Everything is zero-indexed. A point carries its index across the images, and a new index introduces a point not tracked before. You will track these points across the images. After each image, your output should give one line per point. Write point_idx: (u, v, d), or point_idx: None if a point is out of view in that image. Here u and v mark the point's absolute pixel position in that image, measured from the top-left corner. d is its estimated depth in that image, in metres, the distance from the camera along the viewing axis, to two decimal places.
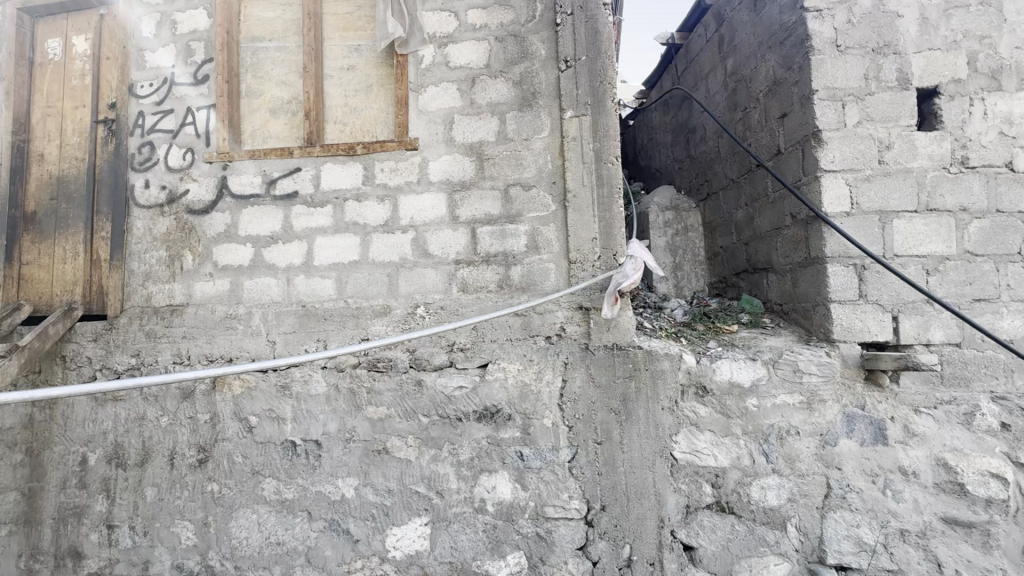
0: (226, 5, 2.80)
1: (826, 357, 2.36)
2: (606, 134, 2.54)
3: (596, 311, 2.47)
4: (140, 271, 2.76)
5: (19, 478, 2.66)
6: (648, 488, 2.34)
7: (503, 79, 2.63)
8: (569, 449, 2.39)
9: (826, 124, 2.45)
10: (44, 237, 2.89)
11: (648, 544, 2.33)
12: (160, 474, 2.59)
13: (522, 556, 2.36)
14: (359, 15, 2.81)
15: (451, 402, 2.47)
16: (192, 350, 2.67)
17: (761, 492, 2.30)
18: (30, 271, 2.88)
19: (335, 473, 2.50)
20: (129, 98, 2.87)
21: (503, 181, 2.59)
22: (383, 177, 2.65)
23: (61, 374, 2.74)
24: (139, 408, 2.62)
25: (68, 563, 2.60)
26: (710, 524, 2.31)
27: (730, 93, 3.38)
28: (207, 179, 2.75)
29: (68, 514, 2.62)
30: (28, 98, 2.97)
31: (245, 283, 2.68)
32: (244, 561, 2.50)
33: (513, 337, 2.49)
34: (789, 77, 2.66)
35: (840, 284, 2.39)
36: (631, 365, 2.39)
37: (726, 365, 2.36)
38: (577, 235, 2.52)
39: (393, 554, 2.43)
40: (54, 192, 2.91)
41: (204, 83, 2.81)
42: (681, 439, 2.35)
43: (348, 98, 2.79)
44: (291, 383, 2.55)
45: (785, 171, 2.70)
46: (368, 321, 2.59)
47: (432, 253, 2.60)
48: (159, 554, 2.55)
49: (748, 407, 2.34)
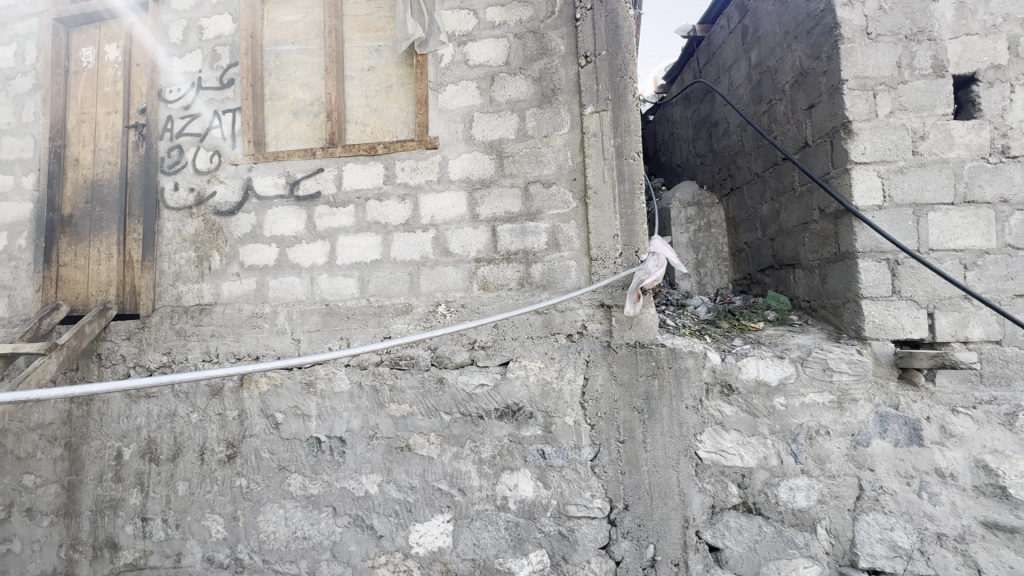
0: (250, 9, 2.86)
1: (857, 355, 2.28)
2: (628, 130, 2.50)
3: (618, 308, 2.44)
4: (170, 271, 2.84)
5: (60, 470, 2.77)
6: (672, 488, 2.31)
7: (523, 76, 2.62)
8: (591, 448, 2.37)
9: (856, 115, 2.37)
10: (80, 239, 3.00)
11: (672, 544, 2.30)
12: (191, 468, 2.66)
13: (545, 554, 2.35)
14: (380, 15, 2.83)
15: (472, 400, 2.47)
16: (220, 348, 2.74)
17: (790, 493, 2.24)
18: (68, 272, 2.99)
19: (359, 469, 2.53)
20: (159, 103, 2.95)
21: (523, 178, 2.58)
22: (404, 176, 2.67)
23: (96, 371, 2.84)
24: (170, 405, 2.70)
25: (105, 553, 2.69)
26: (737, 525, 2.27)
27: (754, 86, 3.30)
28: (233, 181, 2.81)
29: (104, 506, 2.71)
30: (65, 104, 3.09)
31: (270, 282, 2.73)
32: (271, 555, 2.55)
33: (534, 335, 2.49)
34: (817, 68, 2.59)
35: (872, 280, 2.31)
36: (654, 363, 2.36)
37: (752, 364, 2.31)
38: (598, 232, 2.50)
39: (417, 551, 2.45)
40: (89, 196, 3.01)
41: (229, 87, 2.86)
42: (706, 438, 2.32)
43: (369, 98, 2.82)
44: (315, 380, 2.59)
45: (813, 163, 2.63)
46: (390, 320, 2.62)
47: (453, 251, 2.61)
48: (191, 546, 2.63)
49: (776, 407, 2.29)
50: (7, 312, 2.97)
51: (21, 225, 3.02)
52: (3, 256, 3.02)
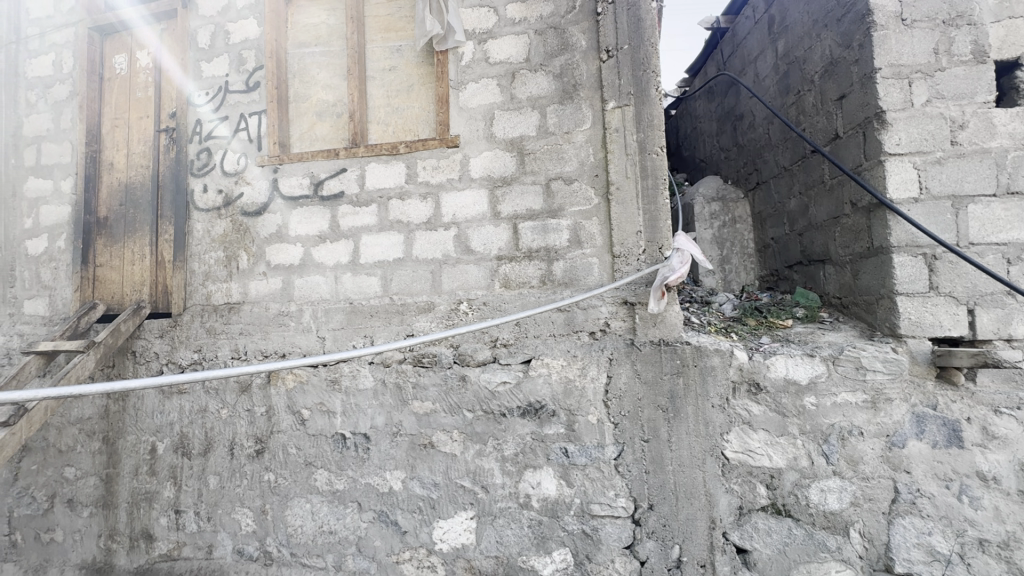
0: (275, 13, 2.91)
1: (892, 353, 2.21)
2: (651, 124, 2.47)
3: (642, 306, 2.41)
4: (200, 271, 2.92)
5: (98, 463, 2.88)
6: (697, 488, 2.27)
7: (543, 72, 2.60)
8: (615, 447, 2.35)
9: (891, 104, 2.28)
10: (115, 241, 3.10)
11: (698, 545, 2.26)
12: (222, 463, 2.73)
13: (568, 552, 2.34)
14: (401, 15, 2.85)
15: (495, 398, 2.47)
16: (248, 346, 2.79)
17: (821, 495, 2.19)
18: (104, 272, 3.11)
19: (383, 466, 2.56)
20: (188, 107, 3.02)
21: (545, 175, 2.57)
22: (425, 175, 2.68)
23: (132, 368, 2.93)
24: (201, 401, 2.78)
25: (141, 544, 2.79)
26: (765, 526, 2.22)
27: (781, 77, 3.22)
28: (260, 182, 2.87)
29: (140, 498, 2.81)
30: (100, 110, 3.20)
31: (296, 281, 2.78)
32: (299, 549, 2.60)
33: (557, 333, 2.48)
34: (849, 56, 2.50)
35: (907, 276, 2.23)
36: (679, 361, 2.33)
37: (781, 362, 2.26)
38: (621, 229, 2.47)
39: (440, 547, 2.46)
40: (123, 199, 3.12)
41: (255, 90, 2.92)
42: (733, 438, 2.27)
43: (390, 98, 2.84)
44: (340, 377, 2.63)
45: (844, 156, 2.55)
46: (412, 318, 2.63)
47: (475, 249, 2.61)
48: (222, 539, 2.70)
49: (806, 406, 2.23)
50: (48, 311, 3.10)
51: (60, 227, 3.15)
52: (44, 257, 3.15)
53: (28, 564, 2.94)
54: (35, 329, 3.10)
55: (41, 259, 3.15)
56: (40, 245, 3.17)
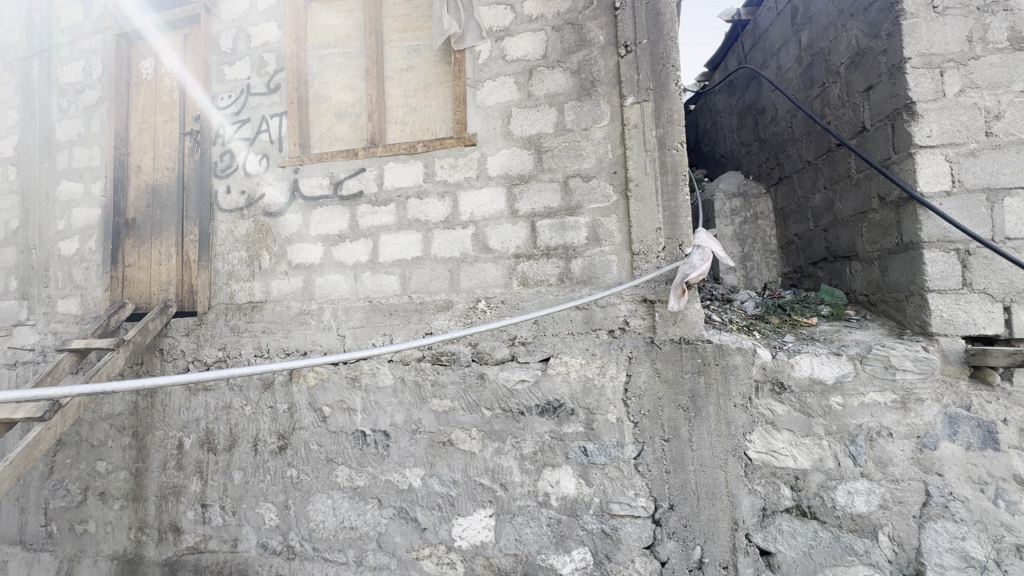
0: (295, 16, 2.95)
1: (923, 352, 2.14)
2: (670, 119, 2.43)
3: (661, 304, 2.39)
4: (224, 271, 2.98)
5: (128, 458, 2.96)
6: (719, 489, 2.24)
7: (561, 69, 2.58)
8: (635, 446, 2.33)
9: (921, 94, 2.21)
10: (143, 242, 3.19)
11: (720, 546, 2.23)
12: (246, 458, 2.79)
13: (588, 552, 2.33)
14: (418, 15, 2.86)
15: (513, 396, 2.47)
16: (271, 344, 2.84)
17: (848, 497, 2.13)
18: (132, 272, 3.20)
19: (403, 463, 2.58)
20: (211, 110, 3.09)
21: (563, 172, 2.55)
22: (443, 173, 2.69)
23: (159, 365, 3.01)
24: (226, 397, 2.84)
25: (169, 536, 2.86)
26: (790, 528, 2.18)
27: (805, 69, 3.14)
28: (281, 183, 2.91)
29: (168, 492, 2.88)
30: (127, 114, 3.29)
31: (317, 280, 2.82)
32: (321, 543, 2.64)
33: (575, 331, 2.47)
34: (876, 46, 2.43)
35: (939, 272, 2.16)
36: (700, 359, 2.29)
37: (806, 361, 2.21)
38: (640, 226, 2.44)
39: (460, 544, 2.47)
40: (150, 201, 3.20)
41: (275, 92, 2.96)
42: (756, 438, 2.23)
43: (408, 98, 2.85)
44: (360, 375, 2.66)
45: (871, 149, 2.48)
46: (431, 316, 2.65)
47: (493, 247, 2.61)
48: (246, 533, 2.75)
49: (832, 406, 2.18)
50: (80, 310, 3.20)
51: (90, 229, 3.24)
52: (76, 257, 3.25)
53: (63, 554, 3.05)
54: (68, 327, 3.21)
55: (73, 260, 3.26)
56: (72, 246, 3.27)
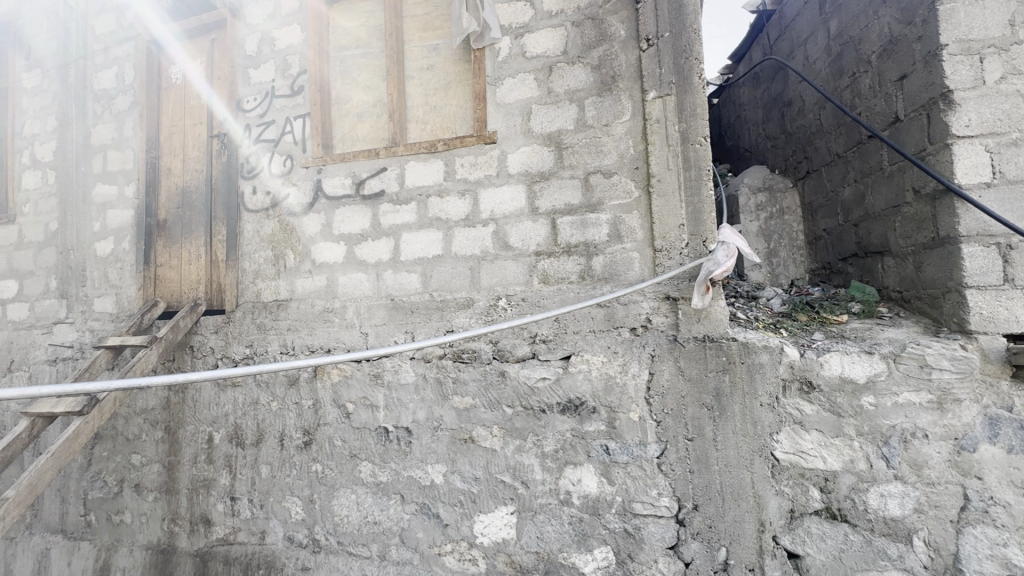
0: (317, 18, 2.99)
1: (961, 351, 2.06)
2: (693, 114, 2.39)
3: (685, 301, 2.35)
4: (250, 270, 3.04)
5: (161, 451, 3.06)
6: (745, 489, 2.20)
7: (581, 64, 2.56)
8: (657, 445, 2.30)
9: (959, 83, 2.12)
10: (173, 242, 3.29)
11: (746, 548, 2.19)
12: (273, 453, 2.85)
13: (610, 551, 2.31)
14: (437, 14, 2.87)
15: (534, 394, 2.47)
16: (296, 341, 2.90)
17: (880, 500, 2.07)
18: (163, 272, 3.30)
19: (425, 459, 2.60)
20: (238, 113, 3.15)
21: (583, 169, 2.53)
22: (463, 172, 2.70)
23: (189, 362, 3.10)
24: (253, 393, 2.91)
25: (200, 528, 2.94)
26: (819, 531, 2.12)
27: (834, 59, 3.05)
28: (305, 183, 2.96)
29: (199, 485, 2.97)
30: (157, 119, 3.40)
31: (340, 279, 2.86)
32: (345, 537, 2.69)
33: (597, 329, 2.45)
34: (910, 33, 2.34)
35: (978, 267, 2.08)
36: (724, 358, 2.25)
37: (836, 359, 2.15)
38: (662, 222, 2.41)
39: (481, 541, 2.48)
40: (180, 202, 3.30)
41: (299, 93, 3.01)
42: (783, 438, 2.18)
43: (428, 97, 2.87)
44: (383, 372, 2.69)
45: (905, 140, 2.39)
46: (452, 314, 2.66)
47: (513, 245, 2.61)
48: (273, 526, 2.82)
49: (864, 406, 2.11)
50: (115, 308, 3.32)
51: (124, 230, 3.36)
52: (110, 258, 3.37)
53: (101, 543, 3.17)
54: (104, 324, 3.33)
55: (108, 260, 3.38)
56: (106, 247, 3.39)
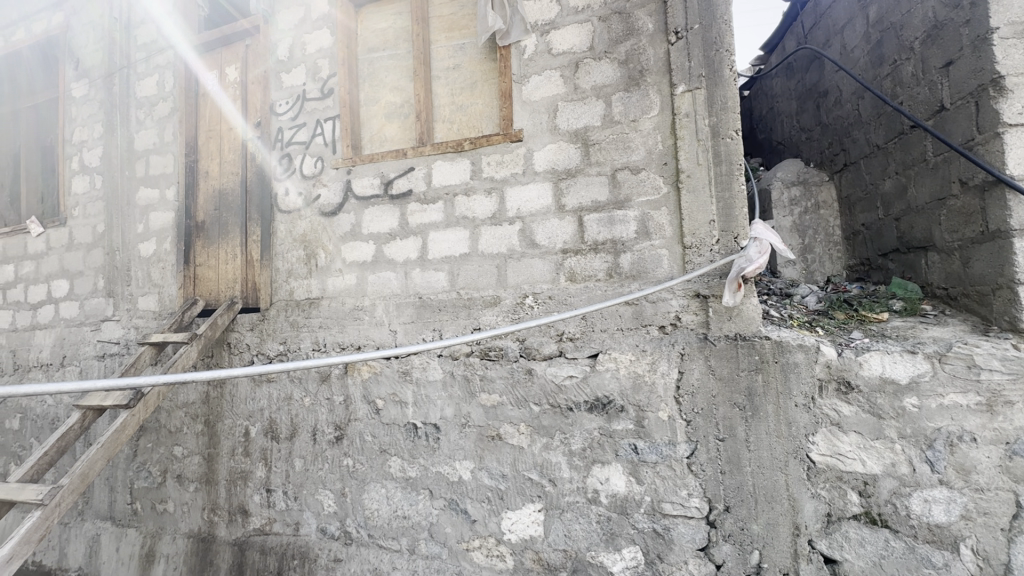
0: (346, 22, 3.05)
1: (1013, 351, 1.96)
2: (724, 107, 2.34)
3: (716, 299, 2.31)
4: (283, 269, 3.13)
5: (201, 444, 3.19)
6: (779, 492, 2.14)
7: (608, 60, 2.53)
8: (687, 445, 2.27)
9: (1011, 68, 2.01)
10: (211, 243, 3.42)
11: (781, 552, 2.13)
12: (306, 447, 2.93)
13: (639, 551, 2.29)
14: (463, 14, 2.89)
15: (561, 392, 2.46)
16: (327, 338, 2.97)
17: (924, 506, 1.98)
18: (202, 271, 3.43)
19: (453, 455, 2.63)
20: (271, 116, 3.24)
21: (611, 165, 2.51)
22: (490, 170, 2.71)
23: (227, 358, 3.21)
24: (287, 389, 2.99)
25: (238, 518, 3.05)
26: (858, 537, 2.05)
27: (873, 47, 2.93)
28: (335, 184, 3.03)
29: (236, 477, 3.08)
30: (196, 124, 3.53)
31: (369, 277, 2.91)
32: (376, 531, 2.74)
33: (624, 327, 2.43)
34: (957, 17, 2.23)
35: None
36: (757, 357, 2.20)
37: (876, 359, 2.07)
38: (692, 218, 2.36)
39: (509, 537, 2.50)
40: (217, 204, 3.42)
41: (329, 96, 3.07)
42: (820, 440, 2.11)
43: (455, 96, 2.89)
44: (411, 369, 2.73)
45: (951, 129, 2.29)
46: (479, 312, 2.68)
47: (540, 243, 2.60)
48: (307, 517, 2.90)
49: (907, 408, 2.02)
50: (158, 307, 3.48)
51: (165, 231, 3.50)
52: (153, 258, 3.52)
53: (146, 531, 3.32)
54: (148, 322, 3.48)
55: (151, 260, 3.53)
56: (149, 248, 3.55)
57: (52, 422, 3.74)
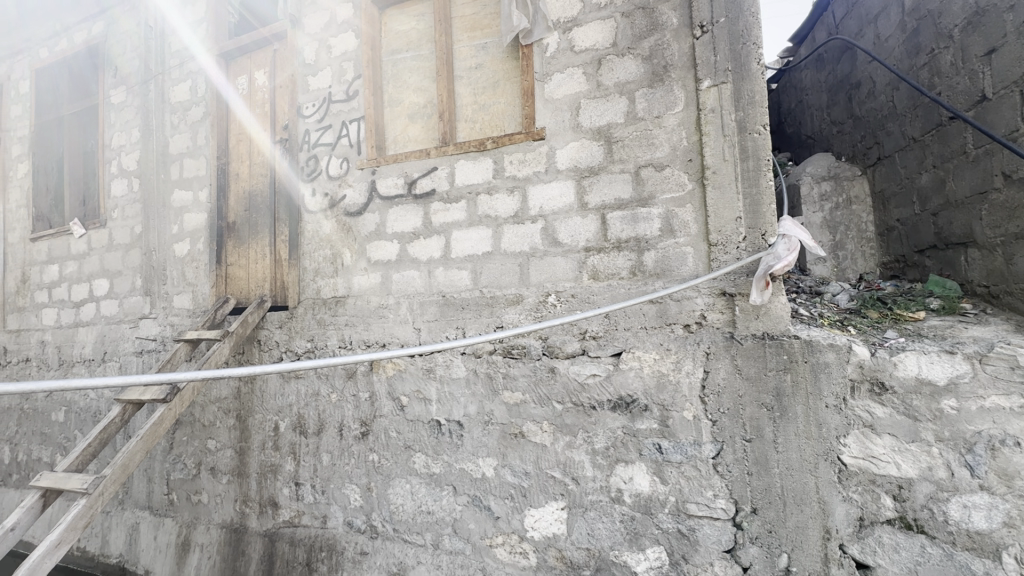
0: (371, 24, 3.09)
1: None
2: (751, 102, 2.30)
3: (743, 297, 2.27)
4: (310, 268, 3.20)
5: (233, 437, 3.29)
6: (808, 494, 2.10)
7: (631, 56, 2.51)
8: (713, 445, 2.24)
9: None
10: (242, 242, 3.53)
11: (810, 556, 2.09)
12: (333, 442, 3.00)
13: (663, 551, 2.27)
14: (485, 13, 2.90)
15: (585, 390, 2.46)
16: (353, 336, 3.03)
17: (963, 512, 1.91)
18: (233, 271, 3.55)
19: (476, 452, 2.65)
20: (298, 118, 3.32)
21: (634, 163, 2.49)
22: (512, 169, 2.72)
23: (258, 355, 3.31)
24: (314, 385, 3.07)
25: (268, 510, 3.14)
26: (892, 542, 1.98)
27: (909, 35, 2.83)
28: (360, 184, 3.08)
29: (267, 470, 3.17)
30: (227, 127, 3.64)
31: (394, 276, 2.96)
32: (400, 525, 2.79)
33: (648, 326, 2.41)
34: (1000, 3, 2.14)
35: None
36: (786, 357, 2.15)
37: (912, 359, 2.00)
38: (718, 215, 2.32)
39: (532, 534, 2.51)
40: (247, 205, 3.53)
41: (354, 98, 3.13)
42: (852, 442, 2.06)
43: (477, 95, 2.90)
44: (435, 366, 2.77)
45: (994, 120, 2.20)
46: (501, 310, 2.69)
47: (562, 241, 2.60)
48: (334, 511, 2.97)
49: (945, 410, 1.95)
50: (192, 305, 3.60)
51: (199, 232, 3.63)
52: (187, 258, 3.65)
53: (182, 520, 3.45)
54: (182, 320, 3.61)
55: (185, 259, 3.66)
56: (183, 248, 3.68)
57: (94, 415, 3.92)
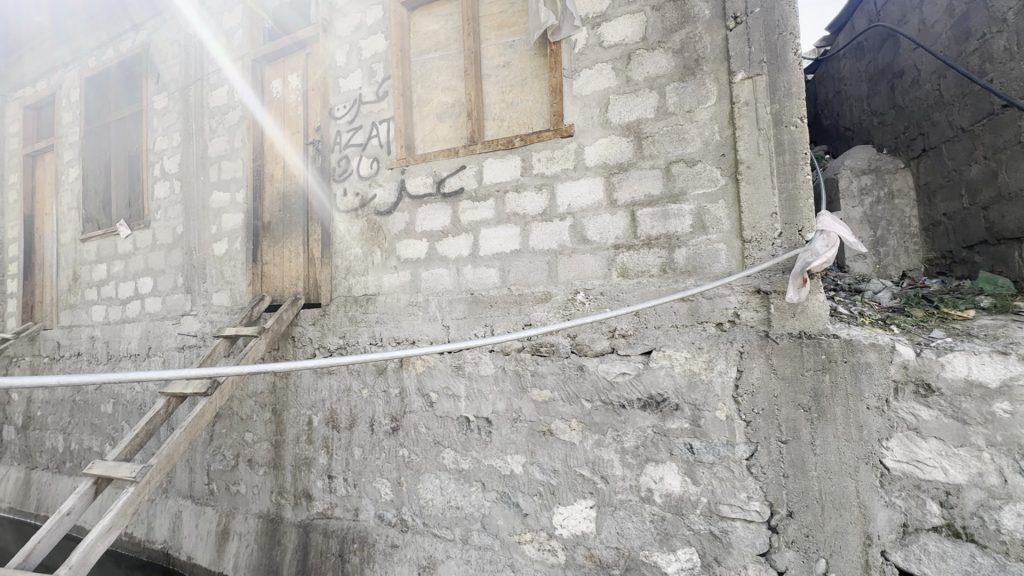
0: (401, 26, 3.13)
1: None
2: (788, 94, 2.23)
3: (778, 295, 2.21)
4: (342, 266, 3.27)
5: (269, 430, 3.40)
6: (848, 498, 2.03)
7: (661, 50, 2.47)
8: (747, 446, 2.19)
9: None
10: (277, 242, 3.65)
11: (850, 562, 2.02)
12: (364, 437, 3.06)
13: (695, 552, 2.24)
14: (513, 11, 2.89)
15: (614, 389, 2.45)
16: (383, 333, 3.08)
17: (1018, 521, 1.80)
18: (268, 269, 3.67)
19: (505, 449, 2.67)
20: (330, 120, 3.39)
21: (664, 158, 2.45)
22: (540, 167, 2.71)
23: (292, 351, 3.40)
24: (346, 380, 3.14)
25: (303, 501, 3.24)
26: (939, 550, 1.90)
27: (957, 20, 2.69)
28: (390, 184, 3.13)
29: (301, 463, 3.26)
30: (262, 130, 3.76)
31: (423, 274, 3.00)
32: (430, 519, 2.83)
33: (679, 324, 2.38)
34: None
35: None
36: (824, 357, 2.09)
37: (961, 360, 1.91)
38: (752, 211, 2.27)
39: (560, 532, 2.51)
40: (281, 205, 3.64)
41: (384, 99, 3.17)
42: (895, 445, 1.98)
43: (504, 94, 2.90)
44: (464, 363, 2.80)
45: None
46: (529, 308, 2.69)
47: (591, 239, 2.58)
48: (365, 504, 3.03)
49: (997, 414, 1.85)
50: (230, 302, 3.74)
51: (235, 232, 3.75)
52: (225, 257, 3.79)
53: (221, 509, 3.59)
54: (221, 316, 3.75)
55: (223, 259, 3.79)
56: (221, 247, 3.81)
57: (140, 407, 4.11)
